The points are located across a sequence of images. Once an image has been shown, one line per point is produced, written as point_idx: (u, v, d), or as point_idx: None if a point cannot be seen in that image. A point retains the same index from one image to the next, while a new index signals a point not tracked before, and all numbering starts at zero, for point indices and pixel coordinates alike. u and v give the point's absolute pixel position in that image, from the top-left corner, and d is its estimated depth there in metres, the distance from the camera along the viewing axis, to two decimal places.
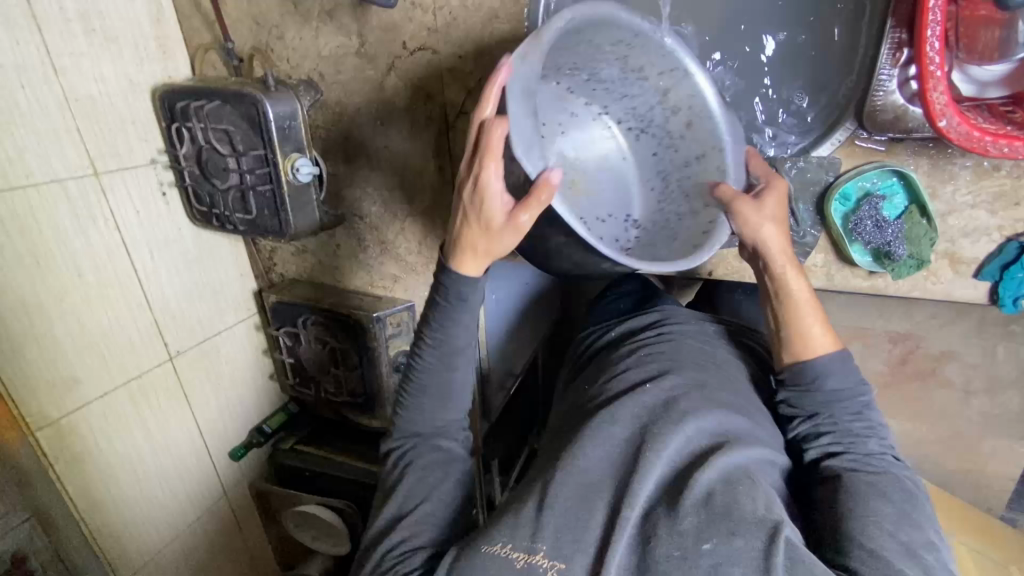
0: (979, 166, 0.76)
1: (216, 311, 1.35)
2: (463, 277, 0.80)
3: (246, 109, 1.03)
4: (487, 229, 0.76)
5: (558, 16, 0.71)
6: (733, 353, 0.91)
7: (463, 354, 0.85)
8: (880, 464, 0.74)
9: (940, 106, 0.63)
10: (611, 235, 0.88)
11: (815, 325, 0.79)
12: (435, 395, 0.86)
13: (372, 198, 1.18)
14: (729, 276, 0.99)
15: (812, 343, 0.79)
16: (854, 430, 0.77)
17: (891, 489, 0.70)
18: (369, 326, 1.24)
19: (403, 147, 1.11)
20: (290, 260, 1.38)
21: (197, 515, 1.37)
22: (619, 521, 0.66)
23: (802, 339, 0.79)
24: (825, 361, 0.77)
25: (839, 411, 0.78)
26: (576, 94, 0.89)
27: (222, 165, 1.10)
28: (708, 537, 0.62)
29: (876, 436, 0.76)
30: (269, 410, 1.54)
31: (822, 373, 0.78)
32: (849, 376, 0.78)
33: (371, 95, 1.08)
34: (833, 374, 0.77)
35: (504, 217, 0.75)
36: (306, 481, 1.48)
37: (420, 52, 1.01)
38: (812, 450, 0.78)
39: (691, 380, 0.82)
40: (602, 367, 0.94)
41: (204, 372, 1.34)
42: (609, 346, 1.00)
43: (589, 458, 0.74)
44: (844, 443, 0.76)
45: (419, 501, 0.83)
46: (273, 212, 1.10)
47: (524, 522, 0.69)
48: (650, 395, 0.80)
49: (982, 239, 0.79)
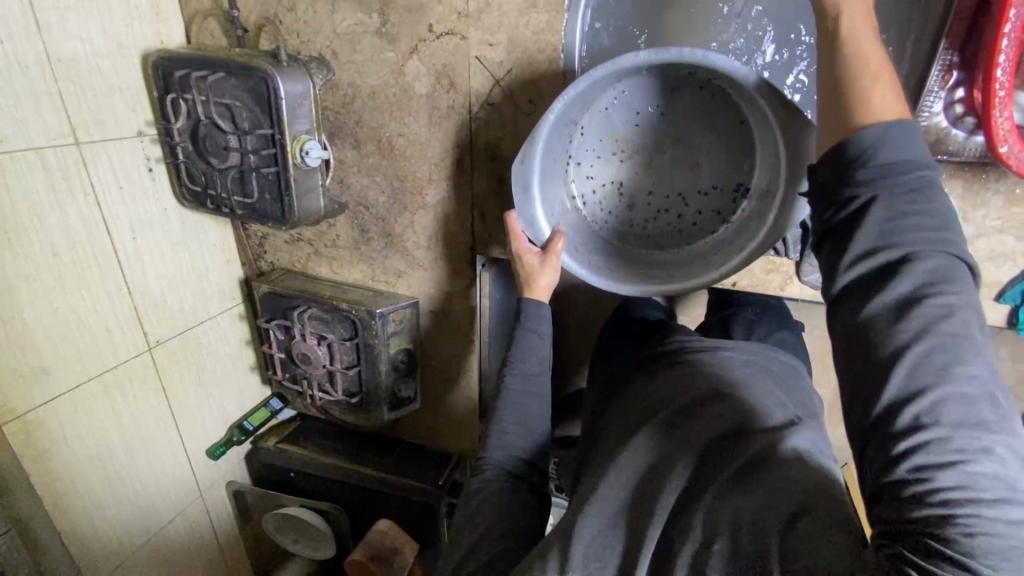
0: (1012, 193, 0.78)
1: (199, 299, 1.25)
2: (535, 303, 0.92)
3: (253, 83, 0.96)
4: (535, 268, 0.91)
5: (543, 118, 0.83)
6: (757, 359, 0.87)
7: (540, 378, 0.90)
8: (938, 300, 0.53)
9: (1004, 132, 0.66)
10: (712, 209, 0.92)
11: (879, 87, 0.59)
12: (514, 425, 0.88)
13: (380, 187, 1.12)
14: (753, 288, 0.98)
15: (870, 108, 0.59)
16: (910, 233, 0.55)
17: (942, 349, 0.51)
18: (369, 323, 1.17)
19: (419, 135, 1.05)
20: (283, 248, 1.29)
21: (171, 518, 1.28)
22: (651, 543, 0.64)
23: (861, 103, 0.59)
24: (883, 127, 0.57)
25: (894, 220, 0.55)
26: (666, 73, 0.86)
27: (222, 143, 1.02)
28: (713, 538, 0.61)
29: (943, 261, 0.54)
30: (250, 406, 1.45)
31: (886, 142, 0.57)
32: (910, 148, 0.57)
33: (388, 78, 1.02)
34: (894, 145, 0.57)
35: (542, 256, 0.91)
36: (289, 483, 1.41)
37: (448, 37, 0.96)
38: (846, 282, 0.57)
39: (722, 391, 0.77)
40: (631, 394, 0.89)
41: (183, 366, 1.24)
42: (634, 367, 0.97)
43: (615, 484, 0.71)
44: (896, 270, 0.54)
45: (472, 537, 0.79)
46: (276, 197, 1.03)
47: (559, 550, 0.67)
48: (676, 414, 0.75)
49: (1006, 263, 0.81)
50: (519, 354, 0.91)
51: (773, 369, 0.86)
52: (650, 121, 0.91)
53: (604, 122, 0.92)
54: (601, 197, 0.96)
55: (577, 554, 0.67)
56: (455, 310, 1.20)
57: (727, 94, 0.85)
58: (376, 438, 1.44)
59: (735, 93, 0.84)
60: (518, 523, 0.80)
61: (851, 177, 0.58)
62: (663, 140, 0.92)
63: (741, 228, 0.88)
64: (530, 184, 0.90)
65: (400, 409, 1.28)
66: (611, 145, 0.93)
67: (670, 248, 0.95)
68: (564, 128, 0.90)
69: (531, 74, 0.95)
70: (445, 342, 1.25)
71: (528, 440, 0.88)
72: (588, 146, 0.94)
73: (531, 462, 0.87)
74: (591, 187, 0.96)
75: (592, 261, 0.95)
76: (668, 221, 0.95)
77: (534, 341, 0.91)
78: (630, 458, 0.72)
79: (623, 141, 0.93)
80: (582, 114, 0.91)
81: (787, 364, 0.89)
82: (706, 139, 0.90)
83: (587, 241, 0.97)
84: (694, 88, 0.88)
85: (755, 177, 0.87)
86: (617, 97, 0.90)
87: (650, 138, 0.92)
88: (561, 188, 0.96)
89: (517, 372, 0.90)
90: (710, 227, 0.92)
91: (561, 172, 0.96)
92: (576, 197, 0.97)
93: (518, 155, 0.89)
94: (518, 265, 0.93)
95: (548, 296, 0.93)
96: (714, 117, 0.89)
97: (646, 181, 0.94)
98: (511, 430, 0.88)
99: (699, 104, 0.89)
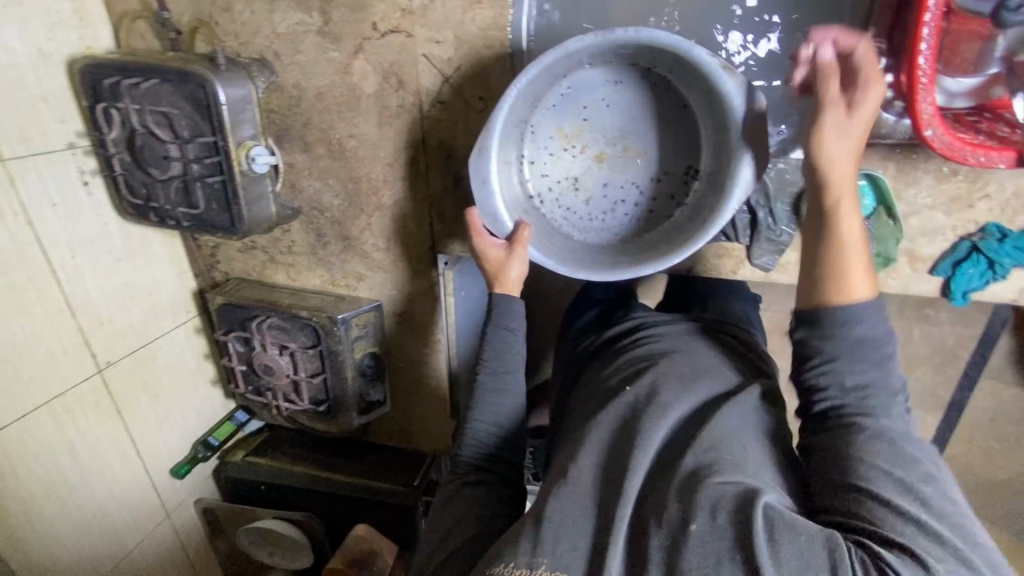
0: (940, 171, 0.83)
1: (151, 314, 1.21)
2: (504, 296, 0.91)
3: (190, 89, 0.91)
4: (503, 262, 0.90)
5: (497, 109, 0.83)
6: (725, 342, 0.92)
7: (513, 373, 0.91)
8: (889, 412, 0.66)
9: (927, 116, 0.69)
10: (665, 193, 0.94)
11: (857, 262, 0.69)
12: (488, 415, 0.89)
13: (333, 190, 1.10)
14: (708, 273, 1.00)
15: (847, 284, 0.69)
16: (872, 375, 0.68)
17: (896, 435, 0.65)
18: (331, 329, 1.14)
19: (370, 136, 1.03)
20: (237, 258, 1.26)
21: (136, 541, 1.23)
22: (615, 524, 0.65)
23: (841, 274, 0.69)
24: (862, 305, 0.68)
25: (862, 358, 0.68)
26: (611, 62, 0.88)
27: (162, 153, 0.97)
28: (693, 517, 0.62)
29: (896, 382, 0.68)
30: (215, 420, 1.41)
31: (859, 315, 0.68)
32: (879, 322, 0.69)
33: (335, 78, 0.99)
34: (867, 323, 0.68)
35: (507, 247, 0.90)
36: (262, 496, 1.39)
37: (392, 35, 0.94)
38: (820, 399, 0.70)
39: (674, 372, 0.82)
40: (600, 372, 0.92)
41: (139, 384, 1.20)
42: (600, 353, 0.99)
43: (578, 469, 0.73)
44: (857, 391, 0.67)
45: (446, 525, 0.80)
46: (224, 205, 0.99)
47: (529, 536, 0.66)
48: (634, 393, 0.79)
49: (938, 238, 0.87)
50: (492, 352, 0.91)
51: (733, 347, 0.92)
52: (598, 113, 0.92)
53: (553, 119, 0.93)
54: (557, 193, 0.97)
55: (547, 534, 0.66)
56: (419, 311, 1.20)
57: (666, 79, 0.89)
58: (348, 444, 1.43)
59: (675, 77, 0.87)
60: (493, 510, 0.80)
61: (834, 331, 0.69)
62: (612, 132, 0.93)
63: (695, 209, 0.90)
64: (487, 177, 0.89)
65: (369, 414, 1.27)
66: (562, 142, 0.94)
67: (630, 237, 0.96)
68: (515, 123, 0.90)
69: (479, 69, 0.94)
70: (411, 343, 1.25)
71: (499, 431, 0.88)
72: (541, 143, 0.95)
73: (505, 452, 0.87)
74: (547, 184, 0.96)
75: (557, 252, 0.93)
76: (625, 210, 0.96)
77: (505, 336, 0.91)
78: (594, 436, 0.76)
79: (573, 136, 0.94)
80: (531, 112, 0.92)
81: (747, 337, 0.95)
82: (653, 128, 0.92)
83: (550, 237, 0.96)
84: (636, 78, 0.90)
85: (702, 157, 0.90)
86: (564, 93, 0.91)
87: (600, 131, 0.93)
88: (517, 188, 0.95)
89: (490, 370, 0.91)
90: (666, 211, 0.94)
91: (514, 173, 0.94)
92: (533, 195, 0.97)
93: (473, 149, 0.88)
94: (484, 260, 0.91)
95: (519, 288, 0.92)
96: (656, 106, 0.91)
97: (599, 173, 0.96)
98: (484, 424, 0.88)
99: (642, 95, 0.91)
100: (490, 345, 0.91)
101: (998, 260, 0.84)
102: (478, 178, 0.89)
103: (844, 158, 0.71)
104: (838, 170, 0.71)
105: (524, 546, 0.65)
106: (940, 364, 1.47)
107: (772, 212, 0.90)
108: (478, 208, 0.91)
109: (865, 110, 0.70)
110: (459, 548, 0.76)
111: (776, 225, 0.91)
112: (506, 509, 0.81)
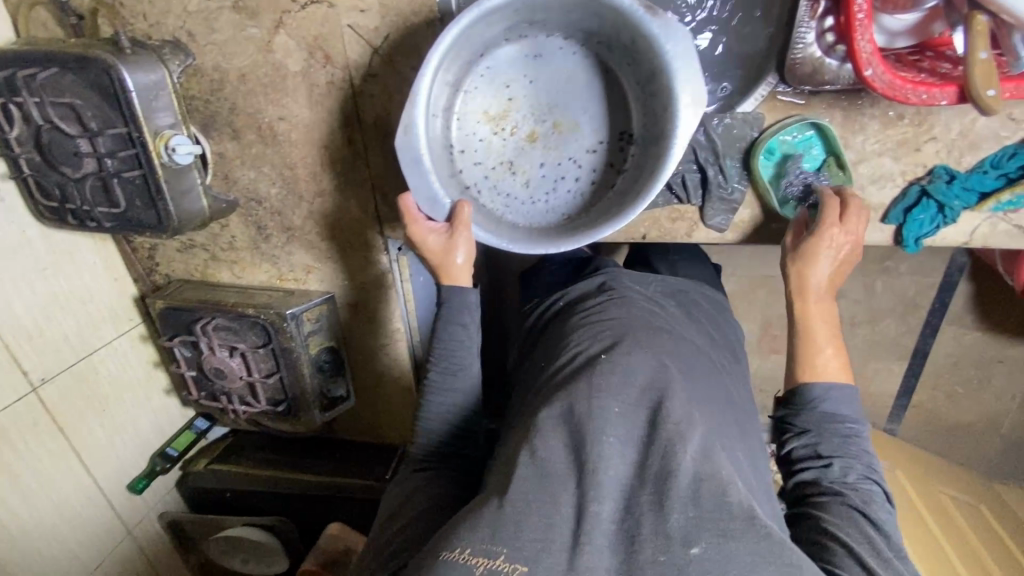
0: (885, 116, 0.82)
1: (87, 324, 1.11)
2: (453, 284, 0.88)
3: (95, 77, 0.84)
4: (446, 249, 0.86)
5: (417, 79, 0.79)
6: (694, 320, 0.93)
7: (465, 370, 0.89)
8: (858, 480, 0.74)
9: (866, 55, 0.67)
10: (603, 163, 0.91)
11: (827, 349, 0.79)
12: (441, 409, 0.89)
13: (270, 178, 1.04)
14: (663, 238, 0.97)
15: (819, 369, 0.79)
16: (845, 450, 0.75)
17: (864, 504, 0.72)
18: (281, 326, 1.09)
19: (302, 118, 0.97)
20: (176, 258, 1.19)
21: (96, 562, 1.17)
22: (589, 517, 0.62)
23: (813, 363, 0.79)
24: (825, 387, 0.77)
25: (834, 429, 0.76)
26: (530, 33, 0.86)
27: (72, 149, 0.90)
28: (696, 541, 0.59)
29: (867, 453, 0.76)
30: (172, 431, 1.33)
31: (827, 399, 0.77)
32: (849, 404, 0.77)
33: (257, 57, 0.93)
34: (835, 402, 0.77)
35: (449, 232, 0.87)
36: (229, 502, 1.34)
37: (314, 7, 0.88)
38: (799, 462, 0.77)
39: (623, 342, 0.80)
40: (563, 333, 0.90)
41: (82, 401, 1.12)
42: (562, 316, 0.97)
43: (548, 446, 0.68)
44: (833, 453, 0.75)
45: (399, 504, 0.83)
46: (148, 202, 0.92)
47: (489, 520, 0.62)
48: (605, 361, 0.76)
49: (887, 185, 0.86)
50: (444, 350, 0.88)
51: (699, 321, 0.93)
52: (523, 90, 0.89)
53: (478, 101, 0.89)
54: (493, 179, 0.92)
55: (507, 519, 0.62)
56: (374, 299, 1.15)
57: (588, 46, 0.87)
58: (317, 442, 1.38)
59: (596, 41, 0.85)
60: (444, 495, 0.82)
61: (804, 412, 0.78)
62: (541, 108, 0.90)
63: (635, 173, 0.87)
64: (418, 156, 0.84)
65: (332, 410, 1.22)
66: (491, 125, 0.90)
67: (574, 215, 0.92)
68: (439, 102, 0.86)
69: (409, 39, 0.90)
70: (369, 333, 1.20)
71: (452, 420, 0.88)
72: (470, 128, 0.90)
73: (459, 435, 0.89)
74: (481, 172, 0.92)
75: (504, 234, 0.89)
76: (566, 187, 0.93)
77: (457, 332, 0.88)
78: (558, 413, 0.71)
79: (501, 117, 0.90)
80: (454, 95, 0.88)
81: (709, 315, 0.97)
82: (583, 99, 0.89)
83: (493, 223, 0.91)
84: (558, 49, 0.87)
85: (633, 122, 0.88)
86: (484, 73, 0.88)
87: (529, 108, 0.90)
88: (450, 178, 0.90)
89: (441, 368, 0.89)
90: (607, 182, 0.91)
91: (445, 160, 0.89)
92: (469, 185, 0.92)
93: (399, 129, 0.83)
94: (426, 249, 0.88)
95: (467, 275, 0.89)
96: (584, 75, 0.88)
97: (534, 153, 0.92)
98: (435, 419, 0.88)
99: (567, 65, 0.88)
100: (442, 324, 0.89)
101: (947, 202, 0.83)
102: (408, 158, 0.85)
103: (813, 285, 0.80)
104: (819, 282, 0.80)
105: (483, 530, 0.61)
106: (903, 315, 1.49)
107: (722, 169, 0.89)
108: (413, 196, 0.87)
109: (814, 249, 0.79)
110: (407, 531, 0.78)
111: (727, 183, 0.89)
112: (457, 491, 0.83)
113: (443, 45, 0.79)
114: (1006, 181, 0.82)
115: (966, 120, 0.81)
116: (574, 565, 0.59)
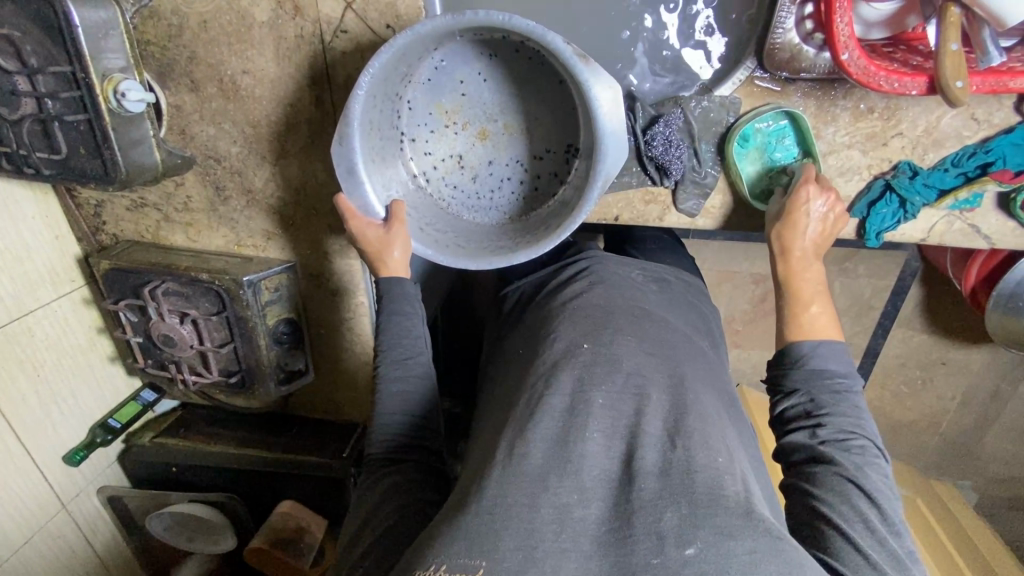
0: (856, 108, 0.84)
1: (24, 282, 1.02)
2: (392, 278, 0.90)
3: (38, 7, 0.77)
4: (384, 244, 0.88)
5: (351, 97, 0.79)
6: (677, 306, 0.91)
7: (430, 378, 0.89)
8: (853, 444, 0.73)
9: (844, 38, 0.69)
10: (549, 171, 0.93)
11: (814, 304, 0.81)
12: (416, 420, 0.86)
13: (230, 136, 0.98)
14: (634, 221, 0.97)
15: (806, 328, 0.80)
16: (838, 410, 0.75)
17: (857, 468, 0.71)
18: (236, 294, 1.03)
19: (268, 74, 0.93)
20: (125, 218, 1.12)
21: (26, 538, 1.10)
22: (570, 522, 0.59)
23: (801, 320, 0.80)
24: (815, 343, 0.79)
25: (824, 384, 0.76)
26: (481, 39, 0.85)
27: (9, 87, 0.83)
28: (691, 541, 0.56)
29: (858, 413, 0.75)
30: (116, 401, 1.25)
31: (816, 355, 0.78)
32: (841, 360, 0.78)
33: (221, 3, 0.88)
34: (823, 357, 0.78)
35: (386, 228, 0.88)
36: (177, 479, 1.28)
37: None
38: (790, 423, 0.77)
39: (582, 335, 0.79)
40: (545, 318, 0.88)
41: (15, 366, 1.03)
42: (543, 298, 0.95)
43: (527, 444, 0.66)
44: (824, 411, 0.75)
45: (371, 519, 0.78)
46: (94, 152, 0.85)
47: (469, 533, 0.59)
48: (586, 352, 0.77)
49: (855, 178, 0.88)
50: (399, 356, 0.89)
51: (681, 308, 0.92)
52: (475, 89, 0.90)
53: (429, 94, 0.90)
54: (442, 172, 0.95)
55: (485, 530, 0.59)
56: (339, 273, 1.12)
57: (541, 55, 0.85)
58: (271, 420, 1.33)
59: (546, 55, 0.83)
60: (413, 499, 0.78)
61: (789, 376, 0.79)
62: (492, 108, 0.91)
63: (575, 185, 0.88)
64: (355, 167, 0.85)
65: (290, 385, 1.17)
66: (441, 118, 0.92)
67: (518, 217, 0.95)
68: (386, 100, 0.87)
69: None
70: (333, 308, 1.16)
71: (411, 421, 0.86)
72: (420, 120, 0.92)
73: (419, 437, 0.85)
74: (431, 163, 0.95)
75: (440, 242, 0.91)
76: (511, 188, 0.95)
77: (413, 332, 0.90)
78: (548, 403, 0.70)
79: (453, 112, 0.91)
80: (404, 87, 0.88)
81: (692, 305, 0.95)
82: (529, 104, 0.90)
83: (434, 215, 0.95)
84: (510, 52, 0.86)
85: (579, 136, 0.88)
86: (436, 67, 0.88)
87: (479, 107, 0.91)
88: (398, 167, 0.93)
89: (391, 361, 0.88)
90: (551, 189, 0.93)
91: (396, 150, 0.92)
92: (418, 174, 0.95)
93: (335, 137, 0.83)
94: (363, 243, 0.89)
95: (405, 268, 0.91)
96: (533, 81, 0.88)
97: (484, 151, 0.94)
98: (392, 411, 0.86)
99: (516, 70, 0.88)
100: (391, 294, 0.91)
101: (909, 198, 0.85)
102: (348, 167, 0.85)
103: (799, 248, 0.82)
104: (801, 251, 0.82)
105: (460, 543, 0.58)
106: (857, 316, 1.52)
107: (697, 152, 0.89)
108: (346, 190, 0.87)
109: (798, 212, 0.81)
110: (371, 535, 0.75)
111: (701, 167, 0.90)
112: (426, 493, 0.79)
113: (378, 66, 0.78)
114: (966, 179, 0.84)
115: (933, 117, 0.83)
116: (558, 569, 0.56)
